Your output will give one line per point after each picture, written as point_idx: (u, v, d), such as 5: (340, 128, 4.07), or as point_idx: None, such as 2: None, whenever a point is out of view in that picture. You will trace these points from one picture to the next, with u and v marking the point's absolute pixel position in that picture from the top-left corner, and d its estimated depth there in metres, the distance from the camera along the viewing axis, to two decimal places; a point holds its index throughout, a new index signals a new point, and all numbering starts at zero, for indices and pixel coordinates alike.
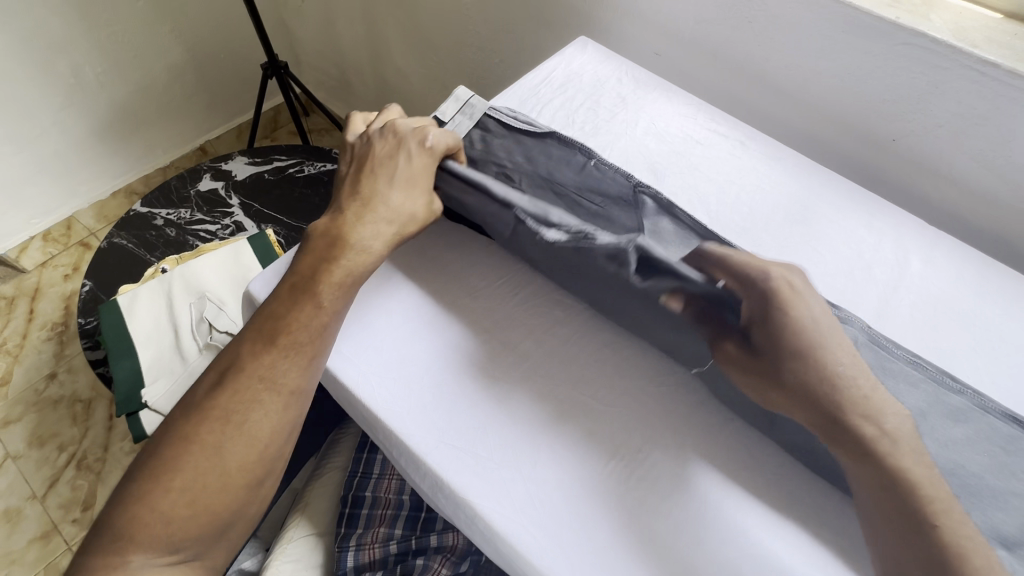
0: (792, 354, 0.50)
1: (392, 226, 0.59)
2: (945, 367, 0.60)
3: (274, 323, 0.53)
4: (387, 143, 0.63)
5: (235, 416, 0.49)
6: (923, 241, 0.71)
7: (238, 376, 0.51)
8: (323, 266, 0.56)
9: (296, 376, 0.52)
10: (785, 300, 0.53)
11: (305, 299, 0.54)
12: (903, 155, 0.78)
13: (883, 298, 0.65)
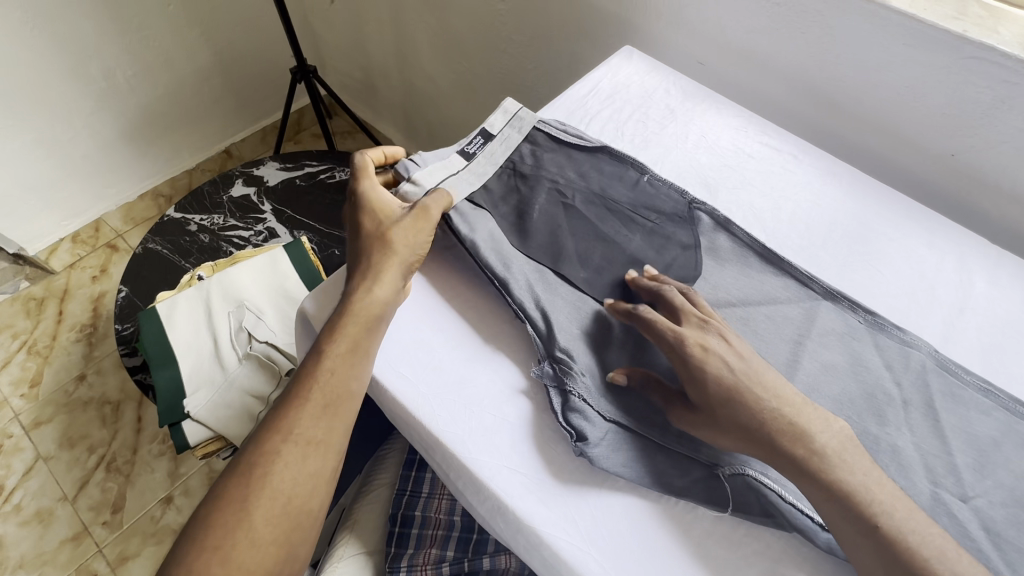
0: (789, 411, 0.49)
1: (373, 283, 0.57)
2: (1017, 394, 0.58)
3: (296, 378, 0.54)
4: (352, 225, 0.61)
5: (258, 465, 0.49)
6: (987, 261, 0.68)
7: (263, 433, 0.51)
8: (335, 319, 0.56)
9: (314, 427, 0.51)
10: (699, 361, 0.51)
11: (317, 353, 0.54)
12: (964, 169, 0.75)
13: (949, 321, 0.63)
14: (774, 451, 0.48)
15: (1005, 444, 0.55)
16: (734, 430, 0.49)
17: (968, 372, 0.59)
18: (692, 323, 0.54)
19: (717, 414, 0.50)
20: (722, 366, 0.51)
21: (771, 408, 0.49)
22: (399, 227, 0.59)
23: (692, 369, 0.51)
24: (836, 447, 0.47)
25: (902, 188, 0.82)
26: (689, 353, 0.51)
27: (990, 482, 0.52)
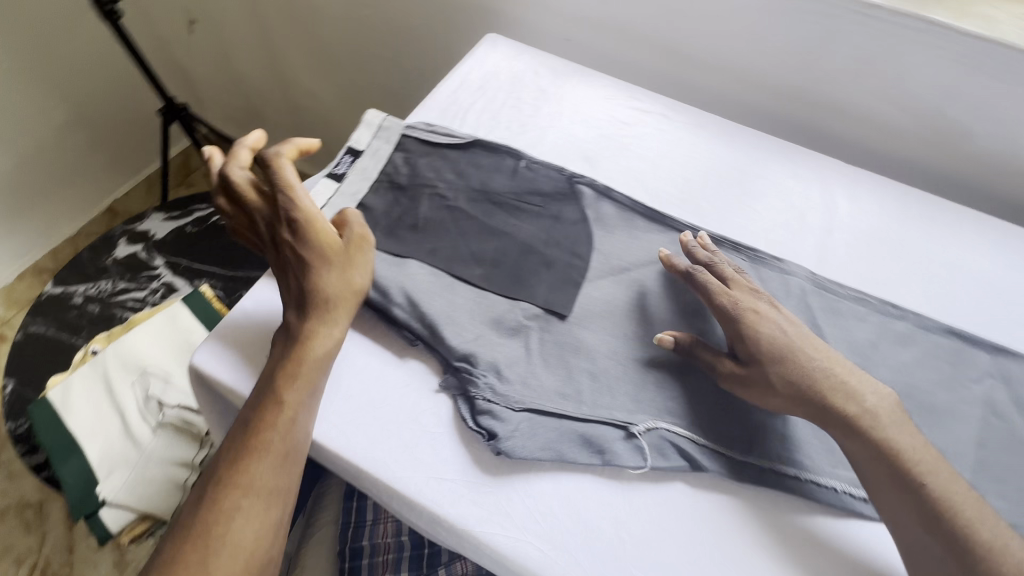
0: (826, 379, 0.52)
1: (322, 315, 0.53)
2: (885, 297, 0.64)
3: (241, 425, 0.49)
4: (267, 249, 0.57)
5: (213, 522, 0.45)
6: (847, 181, 0.74)
7: (214, 484, 0.47)
8: (284, 359, 0.52)
9: (274, 476, 0.48)
10: (753, 325, 0.55)
11: (266, 397, 0.50)
12: (815, 100, 0.81)
13: (821, 243, 0.68)
14: (823, 410, 0.51)
15: (881, 343, 0.60)
16: (784, 388, 0.52)
17: (840, 284, 0.64)
18: (747, 293, 0.59)
19: (768, 369, 0.53)
20: (775, 329, 0.55)
21: (824, 366, 0.53)
22: (336, 256, 0.55)
23: (751, 330, 0.55)
24: (884, 409, 0.51)
25: (768, 127, 0.87)
26: (744, 315, 0.56)
27: None
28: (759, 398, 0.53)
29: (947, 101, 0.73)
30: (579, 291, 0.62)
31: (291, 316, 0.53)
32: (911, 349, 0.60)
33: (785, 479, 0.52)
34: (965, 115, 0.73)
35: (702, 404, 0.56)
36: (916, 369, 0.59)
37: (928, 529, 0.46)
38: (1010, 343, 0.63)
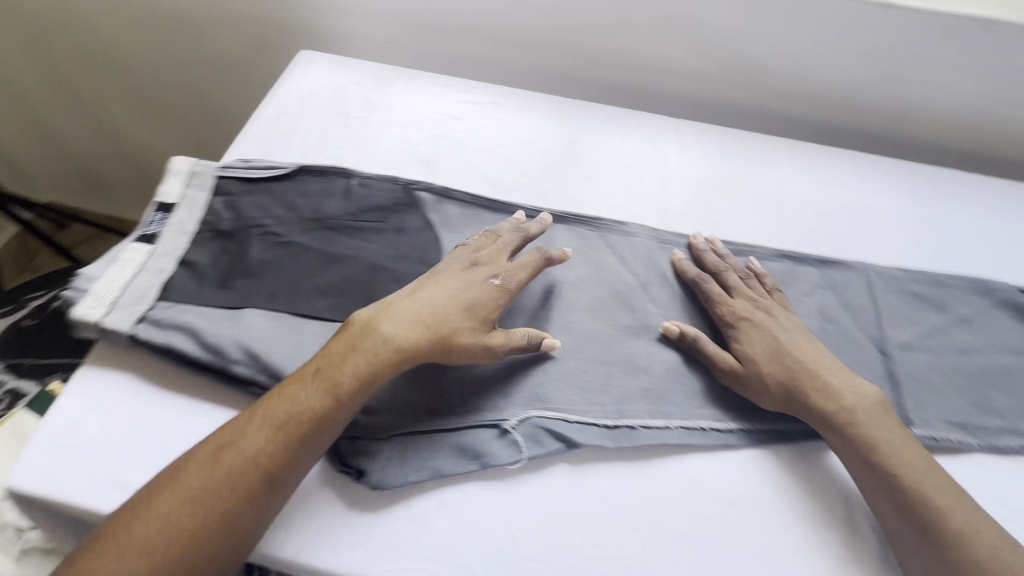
0: (812, 382, 0.55)
1: (411, 352, 0.52)
2: (723, 236, 0.68)
3: (292, 403, 0.48)
4: (439, 271, 0.58)
5: (213, 495, 0.43)
6: (674, 134, 0.77)
7: (232, 455, 0.45)
8: (360, 359, 0.50)
9: (294, 465, 0.46)
10: (745, 331, 0.58)
11: (332, 390, 0.49)
12: (633, 62, 0.84)
13: (660, 198, 0.71)
14: (807, 410, 0.54)
15: None
16: (775, 390, 0.55)
17: (681, 234, 0.68)
18: (757, 296, 0.61)
19: (759, 373, 0.56)
20: (764, 335, 0.58)
21: (807, 369, 0.56)
22: (466, 334, 0.54)
23: (759, 332, 0.58)
24: (862, 406, 0.53)
25: (601, 95, 0.89)
26: (739, 322, 0.59)
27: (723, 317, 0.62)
28: (753, 398, 0.56)
29: (744, 44, 0.77)
30: None
31: (379, 330, 0.52)
32: None
33: (656, 432, 0.54)
34: (761, 54, 0.78)
35: (571, 382, 0.57)
36: None
37: (908, 516, 0.48)
38: (834, 254, 0.68)
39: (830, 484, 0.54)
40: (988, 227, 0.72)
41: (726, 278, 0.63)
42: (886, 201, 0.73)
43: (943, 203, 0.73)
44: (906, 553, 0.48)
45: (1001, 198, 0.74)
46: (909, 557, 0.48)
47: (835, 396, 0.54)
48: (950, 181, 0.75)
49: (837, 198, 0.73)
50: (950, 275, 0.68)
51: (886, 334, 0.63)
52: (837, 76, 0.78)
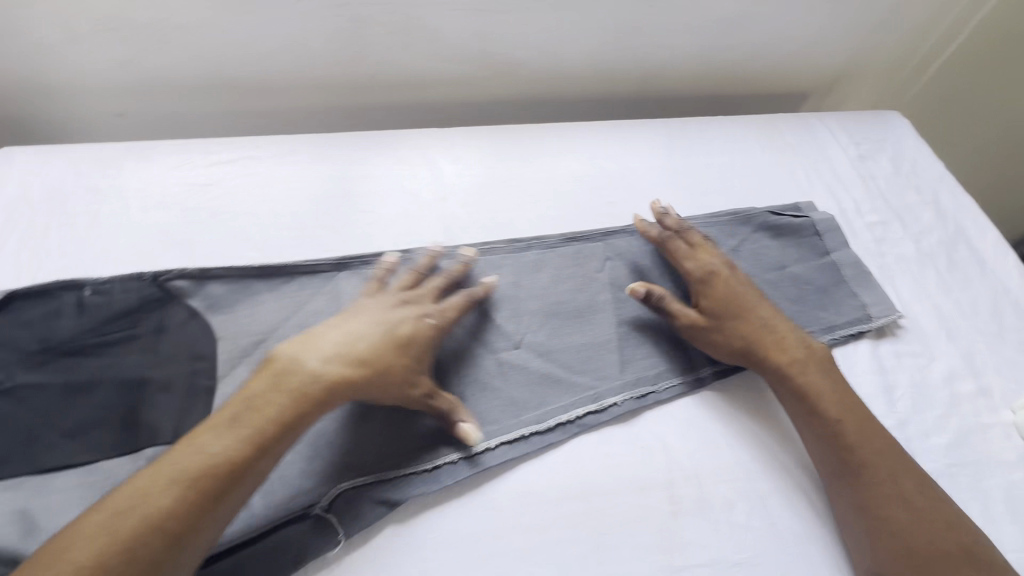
0: (768, 331, 0.59)
1: (343, 396, 0.48)
2: (511, 235, 0.69)
3: (251, 416, 0.45)
4: (365, 307, 0.55)
5: (104, 565, 0.37)
6: (444, 145, 0.76)
7: (136, 519, 0.39)
8: (281, 394, 0.46)
9: (208, 524, 0.41)
10: (706, 285, 0.62)
11: (250, 436, 0.44)
12: (390, 81, 0.82)
13: (444, 214, 0.70)
14: (762, 354, 0.58)
15: (520, 280, 0.64)
16: (733, 340, 0.59)
17: (468, 245, 0.66)
18: (718, 259, 0.64)
19: (723, 325, 0.60)
20: (727, 290, 0.62)
21: (767, 321, 0.60)
22: (394, 385, 0.51)
23: (723, 293, 0.61)
24: (809, 354, 0.58)
25: (374, 119, 0.87)
26: (703, 280, 0.62)
27: (524, 317, 0.62)
28: (713, 350, 0.59)
29: (484, 42, 0.78)
30: (216, 398, 0.54)
31: (358, 329, 0.52)
32: (545, 271, 0.65)
33: (478, 458, 0.53)
34: (505, 48, 0.79)
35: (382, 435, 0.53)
36: (554, 288, 0.64)
37: (843, 452, 0.53)
38: (616, 223, 0.71)
39: (650, 446, 0.55)
40: (738, 161, 0.79)
41: (695, 244, 0.66)
42: (651, 160, 0.77)
43: (698, 150, 0.80)
44: (837, 486, 0.52)
45: (741, 133, 0.83)
46: (841, 489, 0.52)
47: (790, 343, 0.59)
48: (698, 128, 0.82)
49: (607, 169, 0.76)
50: (719, 213, 0.73)
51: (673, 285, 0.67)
52: (581, 56, 0.82)
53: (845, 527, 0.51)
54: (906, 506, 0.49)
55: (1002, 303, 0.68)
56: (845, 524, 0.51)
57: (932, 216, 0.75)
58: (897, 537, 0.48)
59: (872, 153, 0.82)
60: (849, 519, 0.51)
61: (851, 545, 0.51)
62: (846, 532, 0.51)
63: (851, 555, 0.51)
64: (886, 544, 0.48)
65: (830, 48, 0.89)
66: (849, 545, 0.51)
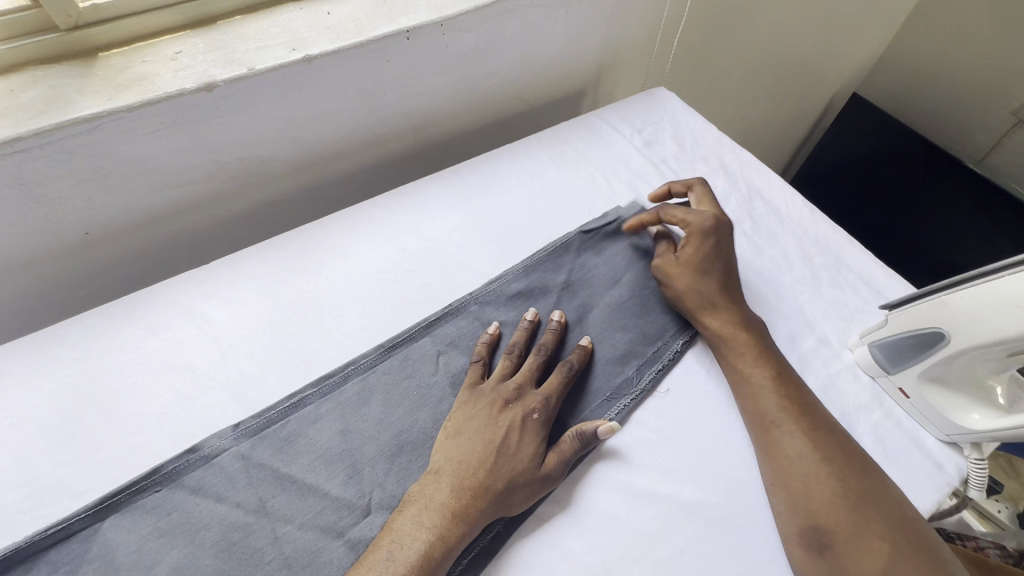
0: (732, 291, 0.62)
1: (448, 526, 0.46)
2: (321, 370, 0.57)
3: (403, 551, 0.45)
4: (463, 419, 0.53)
5: None
6: (207, 290, 0.62)
7: None
8: (432, 520, 0.46)
9: None
10: (692, 244, 0.63)
11: (412, 571, 0.44)
12: (113, 230, 0.65)
13: (228, 377, 0.56)
14: (727, 306, 0.60)
15: (346, 424, 0.53)
16: (698, 297, 0.61)
17: (266, 411, 0.53)
18: (708, 222, 0.64)
19: (692, 281, 0.62)
20: (706, 255, 0.63)
21: (733, 287, 0.62)
22: (512, 476, 0.49)
23: (697, 256, 0.63)
24: (747, 320, 0.60)
25: (114, 275, 0.70)
26: (690, 241, 0.64)
27: (364, 469, 0.51)
28: (680, 302, 0.62)
29: (212, 154, 0.65)
30: None
31: (464, 450, 0.50)
32: (372, 400, 0.55)
33: None
34: (242, 151, 0.67)
35: None
36: (389, 419, 0.54)
37: (782, 401, 0.54)
38: (436, 307, 0.63)
39: (549, 560, 0.48)
40: (538, 189, 0.75)
41: (691, 214, 0.65)
42: (451, 221, 0.70)
43: (496, 191, 0.74)
44: (774, 436, 0.52)
45: (533, 157, 0.79)
46: (778, 438, 0.52)
47: (748, 310, 0.61)
48: (488, 167, 0.77)
49: (408, 248, 0.67)
50: (535, 255, 0.67)
51: (517, 354, 0.57)
52: (336, 131, 0.73)
53: (780, 483, 0.50)
54: (837, 449, 0.51)
55: (807, 246, 0.71)
56: (781, 480, 0.51)
57: (724, 181, 0.77)
58: (833, 479, 0.49)
59: (655, 136, 0.83)
60: (784, 473, 0.51)
61: (786, 502, 0.50)
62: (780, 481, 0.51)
63: (783, 516, 0.49)
64: (823, 489, 0.49)
65: (584, 45, 0.88)
66: (783, 504, 0.50)
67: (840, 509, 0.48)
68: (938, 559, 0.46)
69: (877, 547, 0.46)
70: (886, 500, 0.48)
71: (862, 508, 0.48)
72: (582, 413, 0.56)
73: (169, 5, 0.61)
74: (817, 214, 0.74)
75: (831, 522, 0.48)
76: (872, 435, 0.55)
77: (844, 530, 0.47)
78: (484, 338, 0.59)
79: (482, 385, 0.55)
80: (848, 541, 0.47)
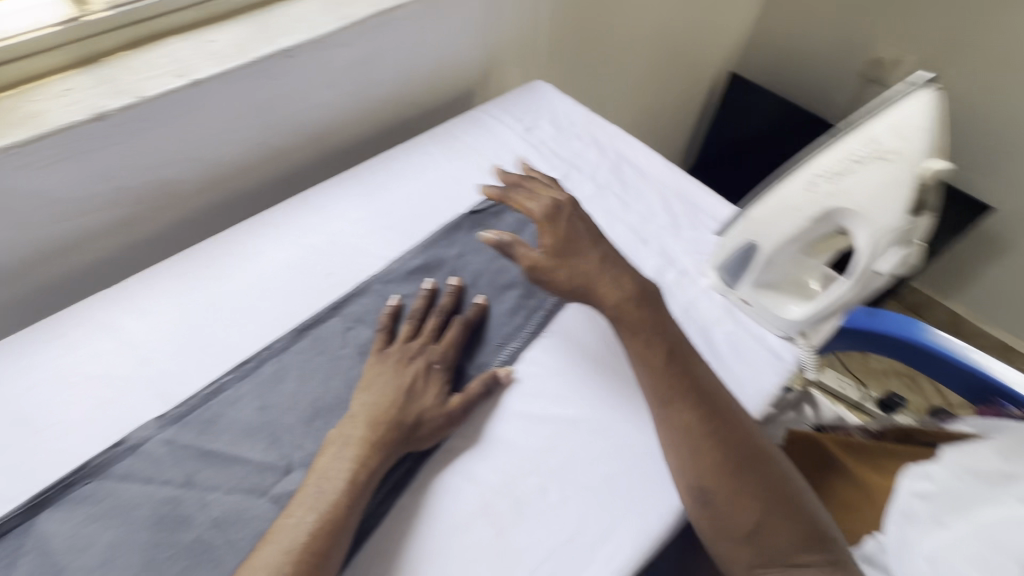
0: (603, 257, 0.66)
1: (371, 465, 0.52)
2: (238, 358, 0.62)
3: (330, 482, 0.51)
4: (373, 377, 0.59)
5: None
6: (121, 304, 0.66)
7: None
8: (354, 451, 0.53)
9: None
10: (547, 231, 0.67)
11: (341, 495, 0.50)
12: (22, 262, 0.69)
13: (149, 377, 0.60)
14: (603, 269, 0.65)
15: (263, 400, 0.59)
16: (572, 272, 0.65)
17: (187, 400, 0.58)
18: (550, 205, 0.70)
19: (560, 262, 0.65)
20: (566, 234, 0.67)
21: (605, 254, 0.66)
22: (421, 421, 0.56)
23: (556, 237, 0.67)
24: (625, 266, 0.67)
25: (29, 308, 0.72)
26: (544, 229, 0.67)
27: (282, 434, 0.57)
28: (557, 281, 0.65)
29: (115, 180, 0.70)
30: None
31: (377, 396, 0.57)
32: (287, 377, 0.61)
33: None
34: (144, 174, 0.72)
35: None
36: (304, 391, 0.60)
37: (674, 380, 0.58)
38: (343, 291, 0.69)
39: (456, 484, 0.55)
40: (431, 180, 0.83)
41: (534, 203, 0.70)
42: (353, 216, 0.77)
43: (393, 186, 0.82)
44: (668, 411, 0.57)
45: (425, 152, 0.87)
46: (671, 412, 0.56)
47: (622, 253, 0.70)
48: (385, 166, 0.84)
49: (313, 245, 0.73)
50: (430, 235, 0.75)
51: (419, 320, 0.64)
52: (235, 148, 0.78)
53: (673, 449, 0.55)
54: (721, 417, 0.56)
55: (668, 198, 0.81)
56: (674, 448, 0.55)
57: (596, 153, 0.88)
58: (717, 448, 0.54)
59: (534, 123, 0.93)
60: (677, 441, 0.55)
61: (678, 461, 0.54)
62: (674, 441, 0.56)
63: (676, 474, 0.54)
64: (707, 456, 0.54)
65: (464, 50, 0.98)
66: (675, 466, 0.55)
67: (721, 474, 0.53)
68: (804, 508, 0.53)
69: (750, 505, 0.52)
70: (760, 460, 0.54)
71: (740, 469, 0.53)
72: (478, 359, 0.64)
73: (52, 47, 0.66)
74: (675, 171, 0.85)
75: (713, 483, 0.53)
76: (725, 340, 0.66)
77: (725, 490, 0.52)
78: (389, 309, 0.64)
79: (386, 356, 0.60)
80: (728, 499, 0.52)
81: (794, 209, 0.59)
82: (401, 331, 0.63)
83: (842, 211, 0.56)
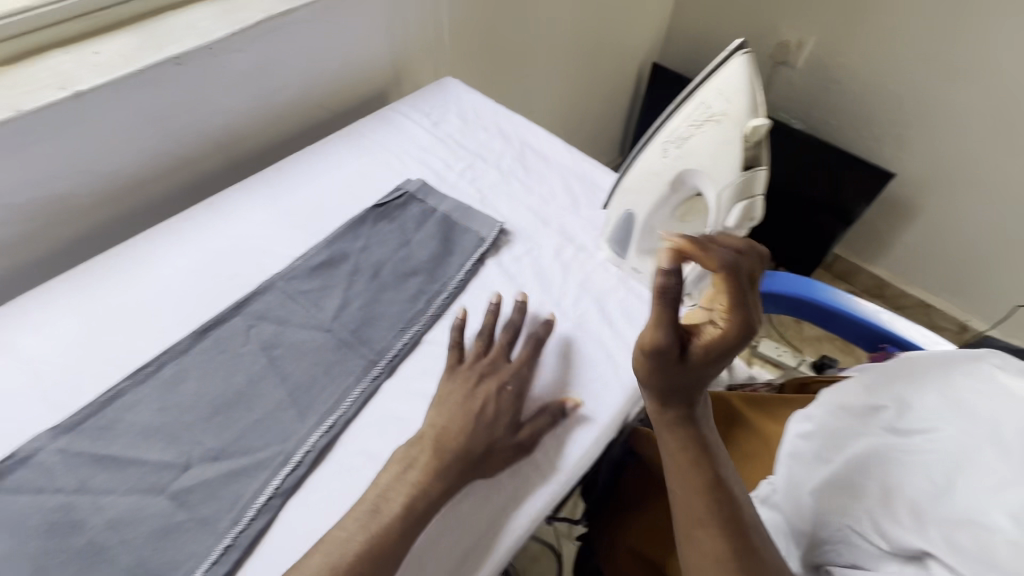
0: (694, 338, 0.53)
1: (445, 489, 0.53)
2: (136, 364, 0.62)
3: (387, 505, 0.51)
4: (443, 394, 0.59)
5: None
6: (12, 322, 0.65)
7: None
8: (416, 476, 0.52)
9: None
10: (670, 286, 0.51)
11: (397, 519, 0.50)
12: None
13: (41, 391, 0.60)
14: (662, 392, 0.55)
15: (162, 402, 0.59)
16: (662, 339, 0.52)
17: (82, 409, 0.58)
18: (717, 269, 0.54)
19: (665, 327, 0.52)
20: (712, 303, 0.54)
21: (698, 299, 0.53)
22: (496, 443, 0.56)
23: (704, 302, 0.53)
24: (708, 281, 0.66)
25: None
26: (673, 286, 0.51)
27: (181, 433, 0.57)
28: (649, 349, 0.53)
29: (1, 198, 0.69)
30: None
31: (444, 415, 0.57)
32: (187, 378, 0.61)
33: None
34: (34, 191, 0.71)
35: None
36: (204, 389, 0.60)
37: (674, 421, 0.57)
38: (245, 290, 0.70)
39: (357, 463, 0.57)
40: (338, 178, 0.84)
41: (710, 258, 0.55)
42: (258, 218, 0.78)
43: (299, 187, 0.83)
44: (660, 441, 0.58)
45: (332, 152, 0.88)
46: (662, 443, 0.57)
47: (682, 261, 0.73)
48: (292, 168, 0.85)
49: (216, 249, 0.74)
50: (334, 231, 0.76)
51: (483, 336, 0.63)
52: (132, 159, 0.78)
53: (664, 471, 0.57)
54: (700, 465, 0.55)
55: (568, 180, 0.85)
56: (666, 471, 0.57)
57: (501, 142, 0.91)
58: (689, 488, 0.55)
59: (441, 117, 0.95)
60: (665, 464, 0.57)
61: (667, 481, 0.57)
62: (685, 495, 0.55)
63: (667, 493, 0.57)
64: (682, 490, 0.55)
65: (368, 52, 0.99)
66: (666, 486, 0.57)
67: (689, 510, 0.54)
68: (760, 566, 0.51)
69: (705, 544, 0.52)
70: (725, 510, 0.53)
71: (705, 512, 0.53)
72: (379, 344, 0.65)
73: None
74: (574, 154, 0.89)
75: (680, 511, 0.55)
76: (618, 308, 0.69)
77: (687, 523, 0.54)
78: (459, 325, 0.63)
79: (454, 375, 0.60)
80: (687, 531, 0.54)
81: (654, 174, 0.65)
82: (474, 349, 0.63)
83: (689, 171, 0.61)
